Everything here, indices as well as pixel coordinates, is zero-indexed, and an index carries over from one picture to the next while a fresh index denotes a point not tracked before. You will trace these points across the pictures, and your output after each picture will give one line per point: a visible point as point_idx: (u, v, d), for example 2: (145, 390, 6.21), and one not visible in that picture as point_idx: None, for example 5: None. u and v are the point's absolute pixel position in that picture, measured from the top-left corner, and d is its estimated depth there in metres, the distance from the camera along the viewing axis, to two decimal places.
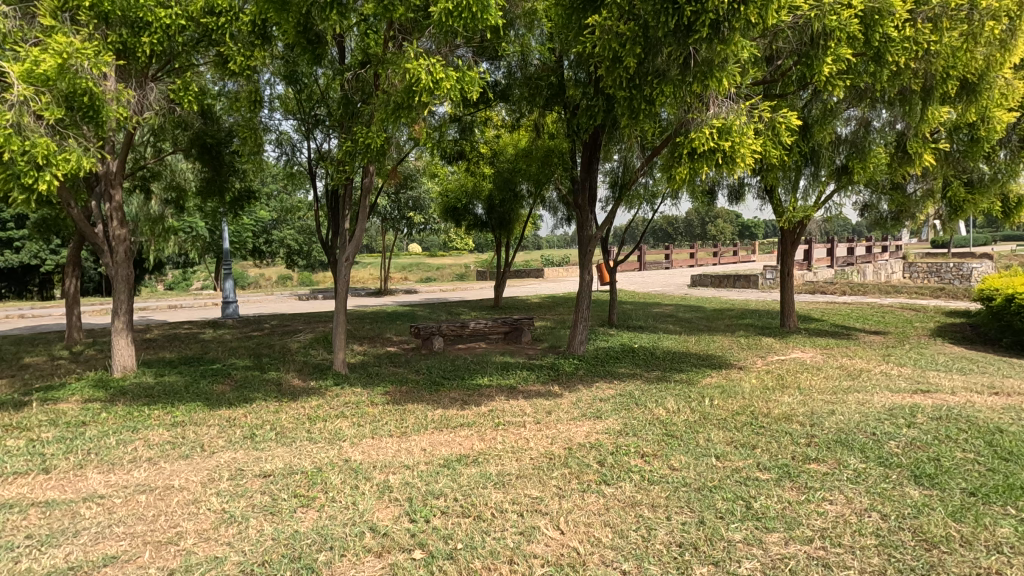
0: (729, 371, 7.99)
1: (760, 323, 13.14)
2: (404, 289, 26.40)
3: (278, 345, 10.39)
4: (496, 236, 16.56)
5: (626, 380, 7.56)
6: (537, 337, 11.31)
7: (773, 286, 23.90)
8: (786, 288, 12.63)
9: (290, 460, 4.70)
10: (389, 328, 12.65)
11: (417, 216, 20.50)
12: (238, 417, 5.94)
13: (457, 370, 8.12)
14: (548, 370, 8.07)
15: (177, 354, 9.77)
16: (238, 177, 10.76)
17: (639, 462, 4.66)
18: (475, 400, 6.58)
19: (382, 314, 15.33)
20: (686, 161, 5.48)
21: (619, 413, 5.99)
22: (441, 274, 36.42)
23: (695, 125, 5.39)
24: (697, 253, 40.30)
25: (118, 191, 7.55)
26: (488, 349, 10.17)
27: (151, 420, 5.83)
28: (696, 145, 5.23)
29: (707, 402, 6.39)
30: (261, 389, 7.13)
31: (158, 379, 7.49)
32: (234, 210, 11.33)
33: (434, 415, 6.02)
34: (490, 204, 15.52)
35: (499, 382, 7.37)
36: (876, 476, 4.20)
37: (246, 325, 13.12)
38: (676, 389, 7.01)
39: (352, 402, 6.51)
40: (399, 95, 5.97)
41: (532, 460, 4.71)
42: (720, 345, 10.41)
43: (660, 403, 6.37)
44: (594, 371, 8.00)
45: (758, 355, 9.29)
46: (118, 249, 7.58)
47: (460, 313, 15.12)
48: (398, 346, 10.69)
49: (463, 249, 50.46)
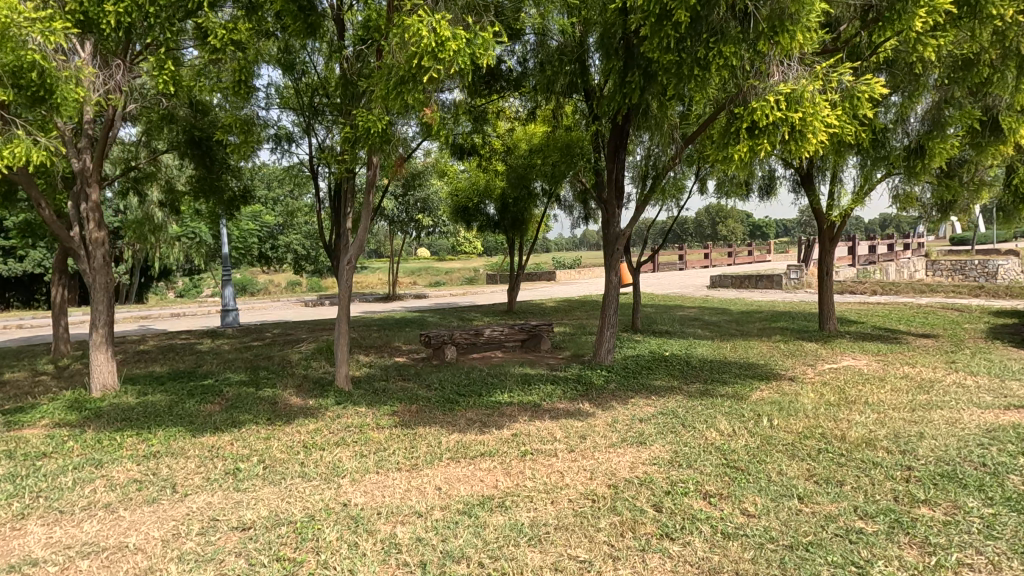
0: (780, 383, 7.09)
1: (796, 327, 12.22)
2: (412, 294, 25.64)
3: (277, 357, 9.61)
4: (509, 238, 15.70)
5: (665, 395, 6.68)
6: (557, 344, 10.44)
7: (797, 286, 22.88)
8: (825, 288, 11.70)
9: (276, 505, 3.87)
10: (398, 336, 11.83)
11: (425, 218, 19.72)
12: (223, 446, 5.13)
13: (474, 385, 7.27)
14: (575, 383, 7.20)
15: (168, 368, 9.01)
16: (230, 174, 9.97)
17: (703, 505, 3.79)
18: (495, 421, 5.73)
19: (390, 321, 14.53)
20: (745, 138, 4.65)
21: (666, 438, 5.12)
22: (450, 278, 35.65)
23: (757, 94, 4.58)
24: (713, 254, 39.27)
25: (95, 190, 6.83)
26: (506, 358, 9.32)
27: (123, 450, 5.04)
28: (759, 116, 4.41)
29: (766, 422, 5.51)
30: (253, 410, 6.33)
31: (140, 399, 6.71)
32: (229, 212, 10.56)
33: (449, 441, 5.18)
34: (503, 204, 14.67)
35: (521, 399, 6.52)
36: (1016, 528, 3.30)
37: (246, 334, 12.36)
38: (725, 406, 6.12)
39: (354, 425, 5.68)
40: (402, 68, 5.15)
41: (571, 503, 3.86)
42: (759, 352, 9.49)
43: (711, 424, 5.49)
44: (627, 385, 7.12)
45: (805, 363, 8.38)
46: (95, 253, 6.84)
47: (473, 320, 14.29)
48: (407, 356, 9.88)
49: (472, 252, 49.66)
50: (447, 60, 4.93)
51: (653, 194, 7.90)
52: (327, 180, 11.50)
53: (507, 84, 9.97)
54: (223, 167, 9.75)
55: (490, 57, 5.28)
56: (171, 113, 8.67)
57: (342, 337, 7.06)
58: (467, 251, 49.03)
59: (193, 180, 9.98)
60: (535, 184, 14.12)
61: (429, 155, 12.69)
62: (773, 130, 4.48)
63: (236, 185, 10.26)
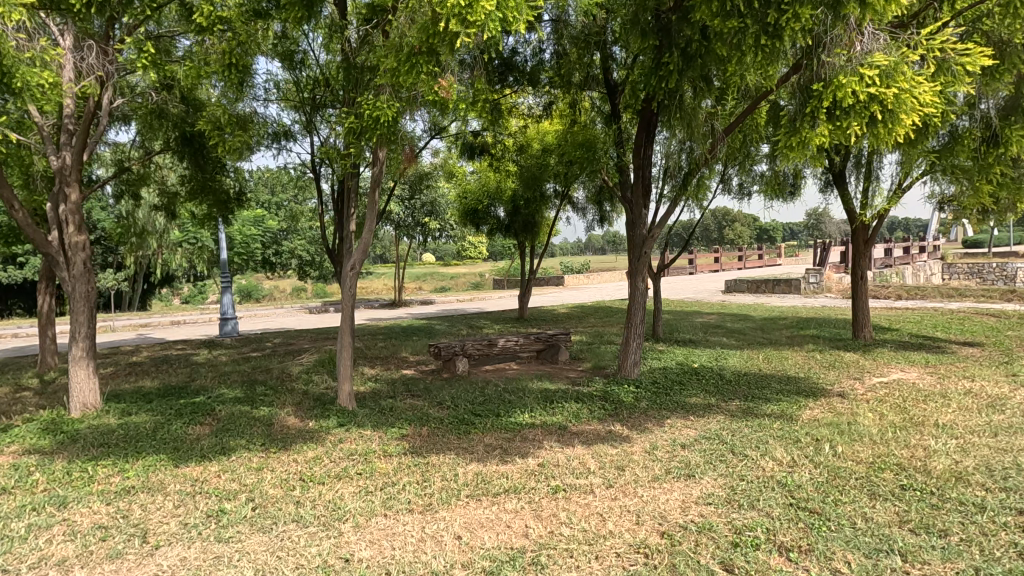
0: (830, 400, 6.40)
1: (828, 335, 11.51)
2: (418, 300, 25.00)
3: (277, 370, 8.99)
4: (519, 242, 15.04)
5: (703, 415, 6.01)
6: (576, 355, 9.77)
7: (816, 290, 22.17)
8: (859, 294, 10.98)
9: (264, 561, 3.22)
10: (405, 346, 11.17)
11: (432, 222, 19.13)
12: (208, 479, 4.49)
13: (490, 403, 6.61)
14: (602, 401, 6.53)
15: (159, 382, 8.38)
16: (224, 172, 9.37)
17: (781, 563, 3.12)
18: (517, 448, 5.07)
19: (397, 329, 13.89)
20: (826, 122, 4.53)
21: (717, 470, 4.44)
22: (456, 283, 35.00)
23: (836, 70, 4.43)
24: (723, 258, 38.56)
25: (74, 191, 6.21)
26: (521, 371, 8.65)
27: (94, 485, 4.40)
28: (843, 96, 4.28)
29: (828, 447, 4.82)
30: (246, 433, 5.69)
31: (123, 421, 6.08)
32: (223, 214, 9.96)
33: (467, 473, 4.52)
34: (514, 207, 13.98)
35: (544, 420, 5.86)
36: None
37: (245, 345, 11.73)
38: (776, 429, 5.43)
39: (358, 453, 5.03)
40: (414, 38, 4.68)
41: (620, 560, 3.19)
42: (795, 363, 8.78)
43: (765, 450, 4.81)
44: (659, 403, 6.44)
45: (851, 376, 7.67)
46: (75, 259, 6.23)
47: (483, 328, 13.64)
48: (415, 368, 9.24)
49: (478, 257, 49.05)
50: (478, 22, 4.32)
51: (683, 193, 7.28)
52: (329, 180, 10.89)
53: (521, 76, 9.48)
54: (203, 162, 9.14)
55: (518, 27, 4.65)
56: (161, 107, 8.13)
57: (346, 348, 6.44)
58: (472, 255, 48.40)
59: (188, 181, 9.41)
60: (548, 185, 13.51)
61: (437, 155, 12.14)
62: (856, 109, 4.30)
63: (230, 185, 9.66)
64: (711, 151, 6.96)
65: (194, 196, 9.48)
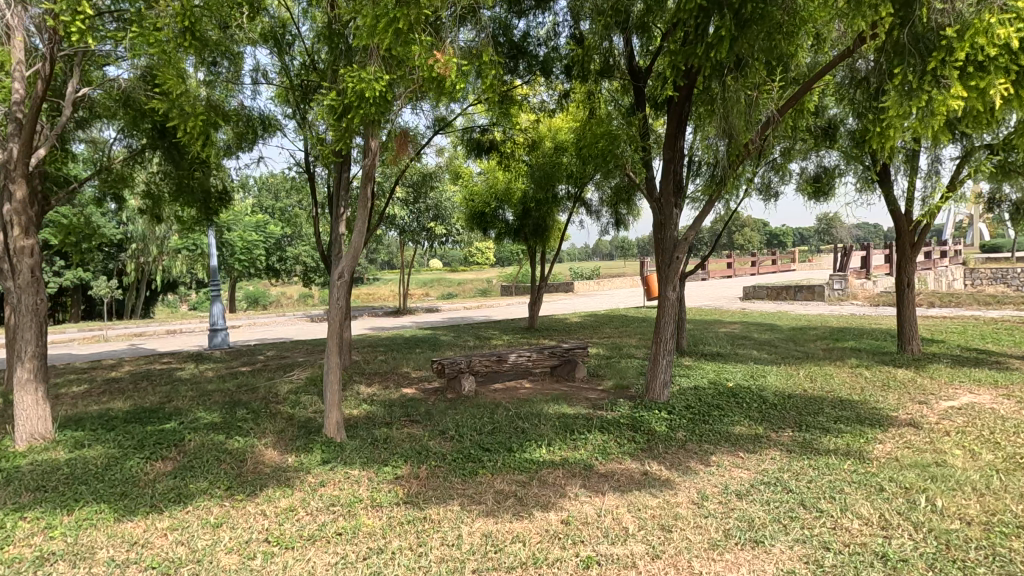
0: (901, 431, 5.44)
1: (868, 347, 10.52)
2: (424, 307, 24.15)
3: (263, 388, 8.13)
4: (529, 247, 14.11)
5: (753, 450, 5.08)
6: (595, 371, 8.84)
7: (841, 297, 21.13)
8: (905, 303, 9.97)
9: None
10: (406, 360, 10.29)
11: (437, 226, 18.34)
12: (151, 542, 3.62)
13: (501, 432, 5.71)
14: (631, 432, 5.62)
15: (132, 403, 7.55)
16: (202, 168, 8.55)
17: None
18: (535, 497, 4.16)
19: (399, 340, 13.02)
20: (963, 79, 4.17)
21: (789, 533, 3.52)
22: (464, 289, 34.23)
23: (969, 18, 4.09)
24: (737, 263, 37.56)
25: (20, 186, 5.39)
26: (534, 391, 7.75)
27: (6, 549, 3.54)
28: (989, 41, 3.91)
29: (924, 500, 3.87)
30: (213, 472, 4.82)
31: (73, 454, 5.23)
32: (207, 216, 9.17)
33: (474, 535, 3.62)
34: (524, 209, 13.08)
35: (565, 456, 4.96)
36: None
37: (235, 358, 10.89)
38: (849, 473, 4.48)
39: (341, 503, 4.13)
40: None
41: None
42: (842, 381, 7.81)
43: (843, 505, 3.88)
44: (698, 434, 5.51)
45: (915, 399, 6.67)
46: (20, 266, 5.42)
47: (492, 339, 12.75)
48: (417, 386, 8.34)
49: (486, 262, 48.34)
50: None
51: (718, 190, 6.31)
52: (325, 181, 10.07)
53: (533, 64, 8.65)
54: (173, 156, 8.38)
55: None
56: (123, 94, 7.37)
57: (333, 367, 5.55)
58: (479, 261, 47.57)
59: (170, 180, 8.62)
60: (560, 186, 12.62)
61: (442, 154, 11.32)
62: (1000, 61, 4.03)
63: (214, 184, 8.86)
64: (754, 140, 6.02)
65: (176, 197, 8.71)
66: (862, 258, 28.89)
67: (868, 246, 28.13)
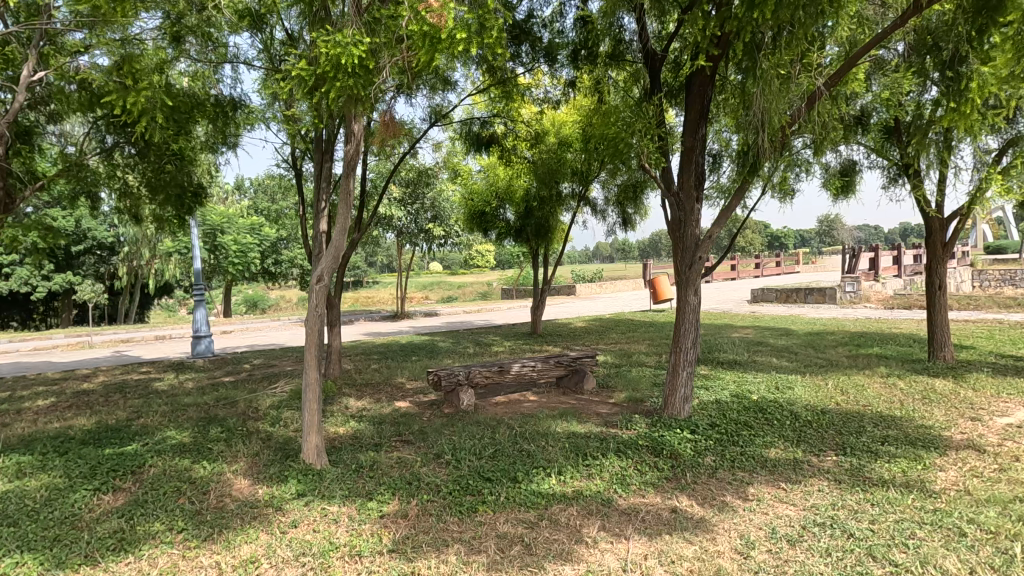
0: (964, 455, 4.76)
1: (895, 354, 9.83)
2: (422, 311, 23.50)
3: (243, 402, 7.43)
4: (531, 248, 13.45)
5: (795, 479, 4.40)
6: (604, 383, 8.14)
7: (854, 300, 20.45)
8: (937, 306, 9.26)
9: None
10: (401, 370, 9.59)
11: (435, 228, 17.70)
12: None
13: (504, 456, 5.03)
14: (651, 456, 4.94)
15: (98, 419, 6.89)
16: (175, 160, 7.92)
17: None
18: (546, 543, 3.48)
19: (394, 347, 12.33)
20: None
21: None
22: (466, 292, 33.64)
23: None
24: (741, 265, 36.91)
25: None
26: (539, 406, 7.08)
27: None
28: None
29: (1020, 551, 3.20)
30: (169, 507, 4.16)
31: (12, 485, 4.56)
32: (183, 213, 8.53)
33: None
34: (526, 209, 12.40)
35: (578, 488, 4.28)
36: None
37: (218, 367, 10.19)
38: (916, 510, 3.79)
39: (315, 553, 3.46)
40: None
41: None
42: (877, 393, 7.12)
43: (922, 556, 3.18)
44: (730, 458, 4.83)
45: (966, 415, 5.98)
46: None
47: (492, 346, 12.09)
48: (411, 399, 7.68)
49: (487, 265, 47.74)
50: None
51: (748, 180, 5.68)
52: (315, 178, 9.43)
53: (535, 47, 8.20)
54: (144, 148, 7.76)
55: None
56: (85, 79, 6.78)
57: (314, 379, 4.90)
58: (480, 264, 47.06)
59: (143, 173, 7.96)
60: (565, 183, 12.01)
61: (439, 149, 10.70)
62: None
63: (190, 179, 8.23)
64: (793, 121, 5.40)
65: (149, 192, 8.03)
66: (870, 259, 28.31)
67: (877, 247, 27.53)
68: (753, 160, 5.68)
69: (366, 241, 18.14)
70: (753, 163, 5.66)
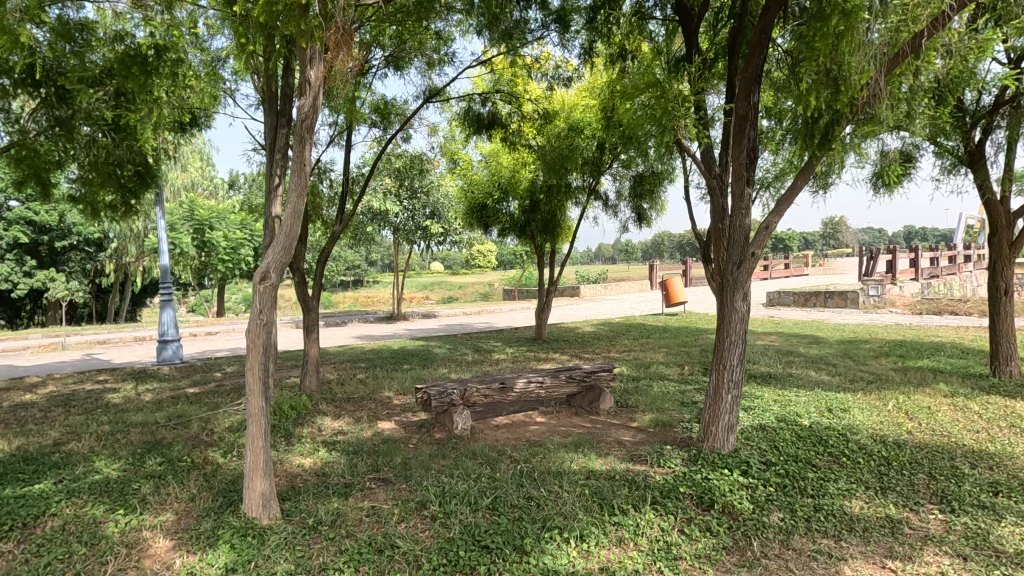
0: None
1: (949, 368, 8.68)
2: (420, 312, 22.43)
3: (198, 422, 6.33)
4: (536, 245, 12.31)
5: (897, 552, 3.28)
6: (623, 401, 7.00)
7: (877, 305, 19.30)
8: (1000, 312, 8.10)
9: None
10: (389, 382, 8.46)
11: (433, 225, 16.59)
12: None
13: (505, 508, 3.91)
14: (697, 512, 3.82)
15: (20, 443, 5.78)
16: (111, 133, 6.35)
17: None
18: None
19: (385, 353, 11.23)
20: None
21: None
22: (466, 293, 32.59)
23: None
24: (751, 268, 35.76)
25: None
26: (546, 430, 5.96)
27: None
28: None
29: None
30: None
31: None
32: (131, 198, 6.98)
33: None
34: (532, 201, 11.26)
35: (607, 565, 3.17)
36: None
37: (185, 377, 9.07)
38: None
39: None
40: None
41: None
42: (952, 419, 5.98)
43: None
44: (803, 516, 3.69)
45: None
46: None
47: (493, 353, 10.97)
48: (396, 419, 6.58)
49: (488, 265, 46.69)
50: None
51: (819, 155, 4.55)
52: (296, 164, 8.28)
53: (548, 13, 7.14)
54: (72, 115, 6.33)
55: None
56: None
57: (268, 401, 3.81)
58: (481, 264, 45.98)
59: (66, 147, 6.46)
60: (574, 173, 10.88)
61: (435, 133, 9.59)
62: None
63: (135, 155, 6.62)
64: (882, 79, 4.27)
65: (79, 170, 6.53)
66: (887, 261, 27.14)
67: (896, 249, 26.31)
68: (828, 127, 4.58)
69: (359, 238, 17.00)
70: (827, 132, 4.55)
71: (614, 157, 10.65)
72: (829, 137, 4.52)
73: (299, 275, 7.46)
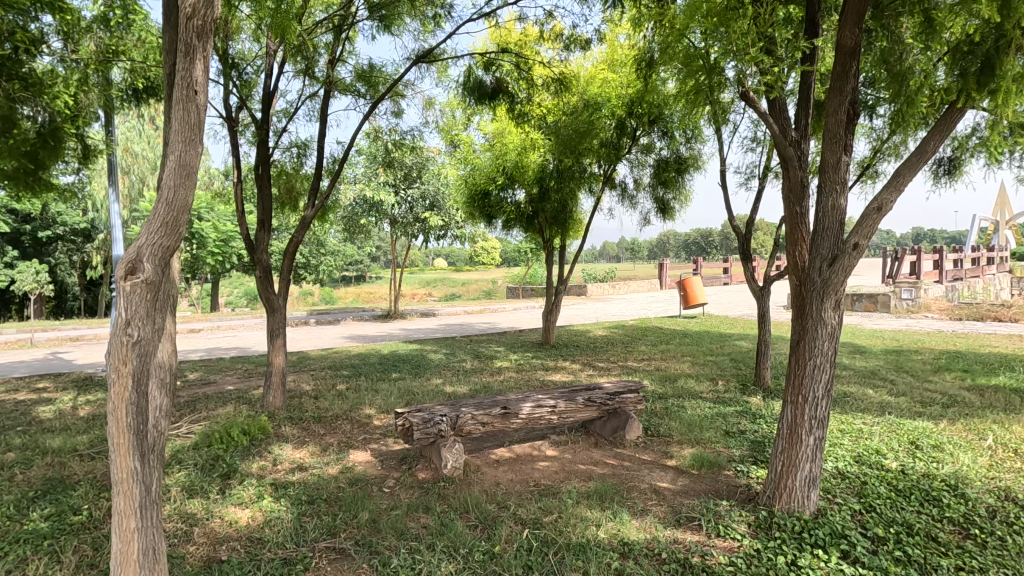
0: None
1: None
2: (419, 310, 21.18)
3: None
4: (544, 239, 11.00)
5: None
6: (652, 428, 5.71)
7: (910, 309, 17.92)
8: None
9: None
10: (372, 397, 7.17)
11: (433, 216, 15.30)
12: None
13: None
14: None
15: None
16: (5, 80, 5.21)
17: None
18: None
19: (374, 358, 9.96)
20: None
21: None
22: (468, 290, 31.41)
23: None
24: None
25: None
26: (561, 471, 4.67)
27: None
28: None
29: None
30: None
31: None
32: (39, 166, 5.80)
33: None
34: (541, 187, 9.96)
35: None
36: None
37: None
38: None
39: None
40: None
41: None
42: None
43: None
44: None
45: None
46: None
47: (495, 360, 9.68)
48: (373, 450, 5.30)
49: (491, 262, 45.57)
50: None
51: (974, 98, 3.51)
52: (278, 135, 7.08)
53: None
54: None
55: None
56: None
57: (151, 457, 2.50)
58: (485, 260, 44.85)
59: None
60: (588, 158, 9.55)
61: (431, 107, 8.32)
62: None
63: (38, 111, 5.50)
64: None
65: None
66: (911, 262, 25.75)
67: (924, 250, 24.80)
68: (988, 59, 3.62)
69: (353, 230, 15.72)
70: (988, 63, 3.59)
71: (633, 141, 9.40)
72: (993, 70, 3.56)
73: (262, 267, 6.17)
